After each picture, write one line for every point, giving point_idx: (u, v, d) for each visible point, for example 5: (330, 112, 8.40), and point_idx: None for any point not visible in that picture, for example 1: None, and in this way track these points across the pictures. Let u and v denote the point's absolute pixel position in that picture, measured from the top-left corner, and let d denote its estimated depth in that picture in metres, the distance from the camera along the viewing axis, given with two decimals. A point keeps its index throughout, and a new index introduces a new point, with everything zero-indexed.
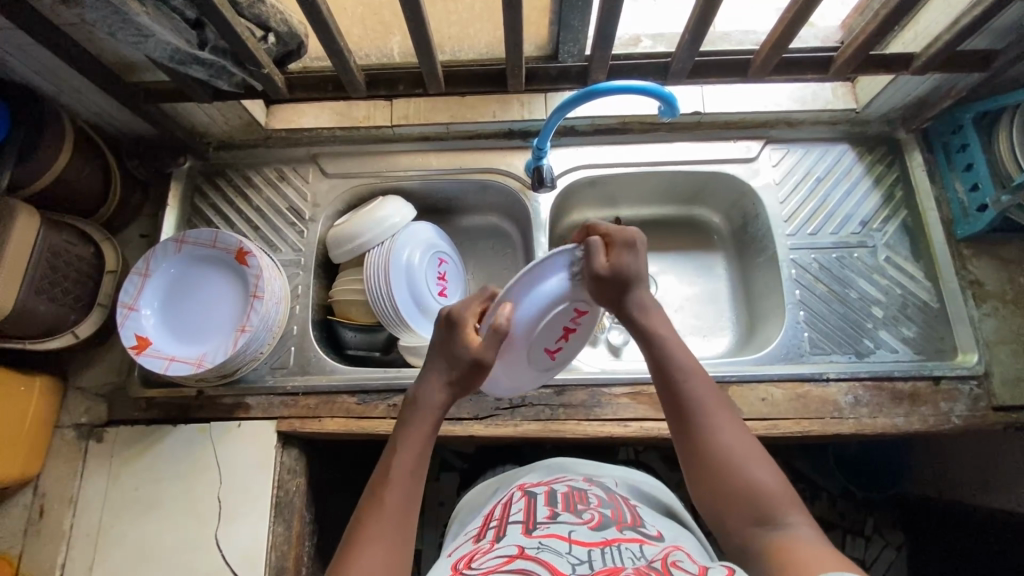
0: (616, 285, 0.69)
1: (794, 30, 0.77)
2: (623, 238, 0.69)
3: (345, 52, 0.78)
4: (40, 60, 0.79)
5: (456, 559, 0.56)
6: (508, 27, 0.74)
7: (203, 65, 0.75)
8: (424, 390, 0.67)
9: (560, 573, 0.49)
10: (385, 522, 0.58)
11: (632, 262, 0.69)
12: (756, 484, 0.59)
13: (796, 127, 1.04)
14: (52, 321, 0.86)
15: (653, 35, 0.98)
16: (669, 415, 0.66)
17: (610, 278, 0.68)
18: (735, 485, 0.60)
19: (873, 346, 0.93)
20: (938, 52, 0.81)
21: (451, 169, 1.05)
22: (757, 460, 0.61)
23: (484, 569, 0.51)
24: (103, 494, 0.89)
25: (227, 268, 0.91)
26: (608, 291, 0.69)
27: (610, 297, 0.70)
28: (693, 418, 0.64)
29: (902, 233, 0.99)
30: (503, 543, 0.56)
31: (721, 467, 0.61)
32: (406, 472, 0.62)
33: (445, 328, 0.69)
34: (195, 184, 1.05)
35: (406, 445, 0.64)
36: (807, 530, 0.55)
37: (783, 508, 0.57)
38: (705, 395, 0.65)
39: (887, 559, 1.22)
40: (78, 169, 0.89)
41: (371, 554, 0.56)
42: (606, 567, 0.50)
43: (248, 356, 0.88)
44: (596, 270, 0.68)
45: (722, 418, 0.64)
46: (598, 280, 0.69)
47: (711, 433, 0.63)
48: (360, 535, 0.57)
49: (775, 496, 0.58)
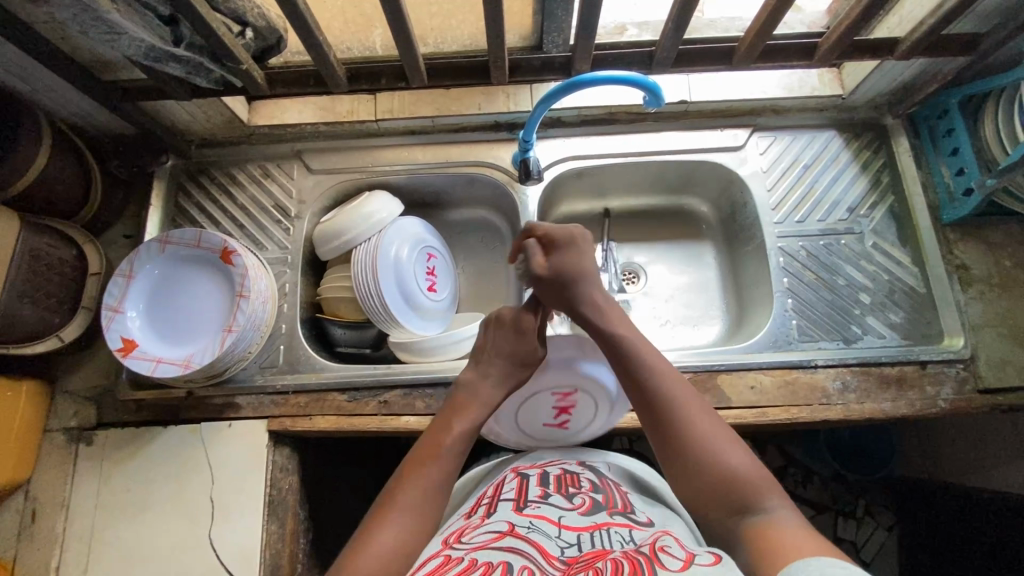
0: (559, 283, 0.74)
1: (779, 17, 0.76)
2: (563, 239, 0.76)
3: (325, 46, 0.77)
4: (10, 59, 0.77)
5: (448, 535, 0.58)
6: (490, 21, 0.73)
7: (181, 63, 0.74)
8: (481, 386, 0.71)
9: (549, 555, 0.50)
10: (419, 496, 0.61)
11: (574, 259, 0.75)
12: (737, 471, 0.60)
13: (784, 114, 1.04)
14: (35, 325, 0.85)
15: (639, 24, 0.97)
16: (638, 404, 0.67)
17: (553, 275, 0.74)
18: (710, 469, 0.60)
19: (861, 332, 0.94)
20: (923, 37, 0.80)
21: (436, 164, 1.04)
22: (729, 446, 0.62)
23: (473, 544, 0.52)
24: (95, 497, 0.89)
25: (214, 268, 0.90)
26: (556, 291, 0.74)
27: (556, 298, 0.74)
28: (666, 417, 0.65)
29: (889, 219, 1.00)
30: (494, 519, 0.57)
31: (693, 456, 0.62)
32: (448, 452, 0.65)
33: (506, 327, 0.74)
34: (178, 183, 1.03)
35: (451, 430, 0.67)
36: (787, 514, 0.56)
37: (761, 493, 0.58)
38: (676, 392, 0.66)
39: (878, 540, 1.24)
40: (56, 171, 0.87)
41: (399, 520, 0.58)
42: (594, 549, 0.51)
43: (236, 356, 0.87)
44: (537, 269, 0.75)
45: (694, 412, 0.65)
46: (539, 282, 0.75)
47: (682, 418, 0.64)
48: (391, 503, 0.60)
49: (755, 482, 0.59)
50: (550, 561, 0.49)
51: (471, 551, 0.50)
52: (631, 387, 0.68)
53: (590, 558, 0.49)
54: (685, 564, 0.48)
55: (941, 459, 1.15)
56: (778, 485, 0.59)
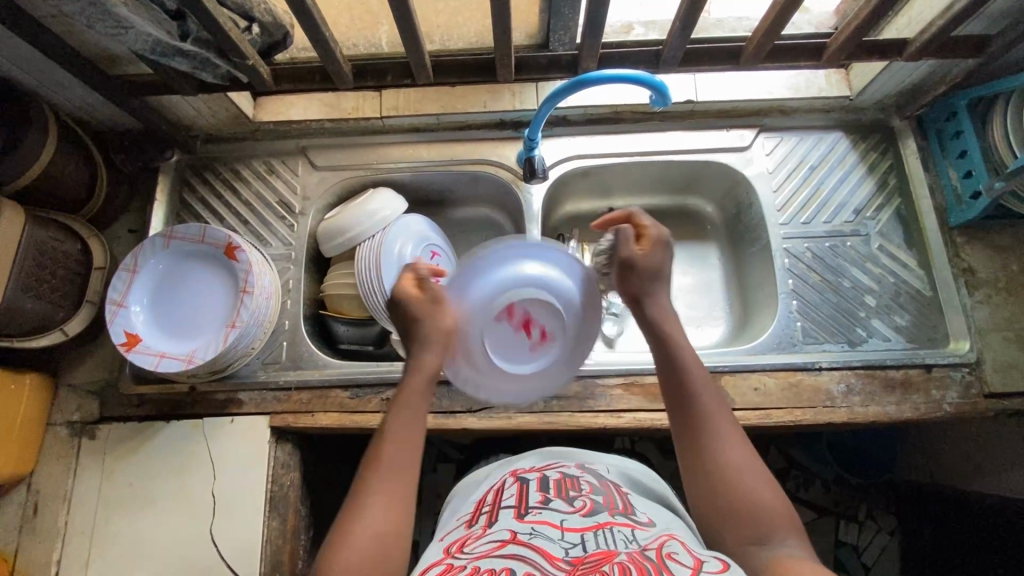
0: (643, 278, 0.70)
1: (787, 16, 0.76)
2: (656, 235, 0.72)
3: (331, 42, 0.77)
4: (17, 53, 0.77)
5: (449, 544, 0.57)
6: (496, 18, 0.73)
7: (186, 58, 0.73)
8: (420, 353, 0.63)
9: (553, 558, 0.50)
10: (389, 482, 0.57)
11: (661, 258, 0.71)
12: (764, 511, 0.58)
13: (791, 114, 1.04)
14: (39, 318, 0.85)
15: (646, 23, 0.97)
16: (678, 420, 0.65)
17: (638, 267, 0.70)
18: (738, 505, 0.59)
19: (865, 335, 0.93)
20: (932, 38, 0.80)
21: (441, 161, 1.04)
22: (760, 481, 0.60)
23: (476, 553, 0.51)
24: (97, 491, 0.89)
25: (218, 263, 0.91)
26: (636, 282, 0.70)
27: (635, 288, 0.70)
28: (703, 442, 0.63)
29: (896, 221, 0.99)
30: (496, 528, 0.56)
31: (720, 483, 0.60)
32: (407, 427, 0.60)
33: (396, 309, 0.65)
34: (183, 178, 1.03)
35: (401, 411, 0.61)
36: (801, 552, 0.56)
37: (781, 531, 0.58)
38: (718, 419, 0.63)
39: (880, 544, 1.24)
40: (62, 164, 0.87)
41: (374, 512, 0.55)
42: (599, 550, 0.51)
43: (239, 352, 0.87)
44: (625, 258, 0.70)
45: (733, 443, 0.62)
46: (624, 268, 0.71)
47: (721, 446, 0.62)
48: (362, 492, 0.57)
49: (782, 524, 0.58)
50: (555, 563, 0.49)
51: (475, 561, 0.50)
52: (673, 402, 0.66)
53: (596, 560, 0.48)
54: (693, 571, 0.47)
55: (944, 463, 1.14)
56: (801, 527, 0.58)
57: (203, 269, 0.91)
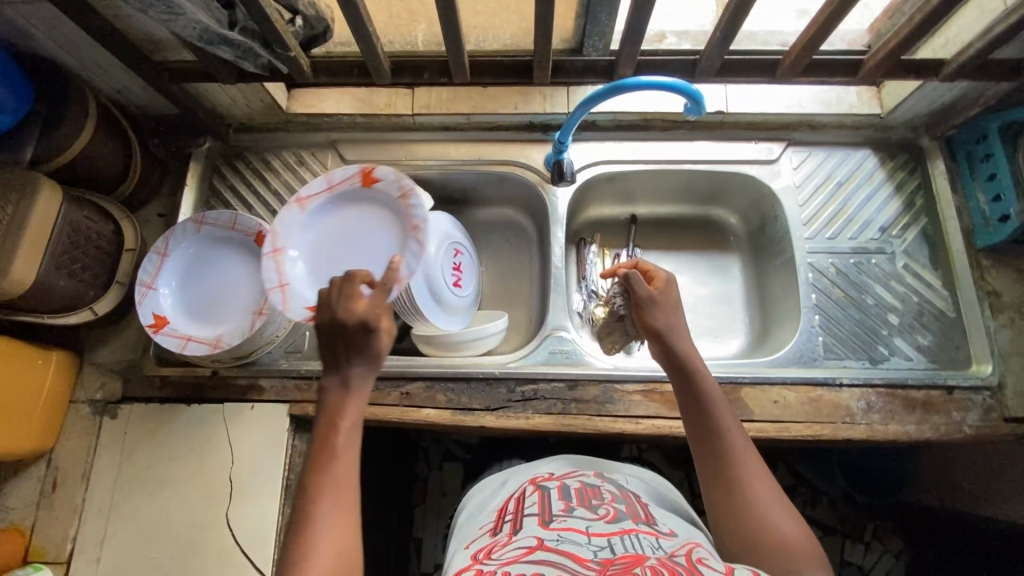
0: (661, 312, 0.79)
1: (827, 32, 0.76)
2: (661, 279, 0.84)
3: (373, 37, 0.77)
4: (65, 33, 0.78)
5: (475, 551, 0.57)
6: (538, 20, 0.73)
7: (230, 46, 0.75)
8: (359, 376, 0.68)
9: (583, 560, 0.50)
10: (329, 501, 0.60)
11: (672, 297, 0.82)
12: (786, 540, 0.60)
13: (819, 130, 1.04)
14: (70, 297, 0.86)
15: (678, 32, 0.98)
16: (704, 448, 0.69)
17: (653, 301, 0.80)
18: (761, 532, 0.61)
19: (887, 353, 0.93)
20: (970, 60, 0.80)
21: (469, 161, 1.04)
22: (780, 510, 0.62)
23: (503, 560, 0.52)
24: (115, 470, 0.90)
25: (247, 251, 0.92)
26: (651, 313, 0.79)
27: (651, 320, 0.79)
28: (728, 470, 0.66)
29: (922, 241, 0.99)
30: (521, 535, 0.56)
31: (737, 509, 0.63)
32: (344, 442, 0.64)
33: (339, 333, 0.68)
34: (214, 165, 1.05)
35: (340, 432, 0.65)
36: None
37: (808, 560, 0.58)
38: (742, 451, 0.67)
39: (886, 565, 1.23)
40: (99, 146, 0.89)
41: (329, 527, 0.59)
42: (628, 553, 0.51)
43: (264, 338, 0.89)
44: (645, 296, 0.80)
45: (756, 473, 0.65)
46: (639, 302, 0.80)
47: (744, 474, 0.65)
48: (308, 517, 0.59)
49: (804, 553, 0.59)
50: (585, 566, 0.49)
51: (503, 566, 0.50)
52: (698, 432, 0.70)
53: (627, 562, 0.49)
54: None
55: None
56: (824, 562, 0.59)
57: (219, 264, 0.92)
